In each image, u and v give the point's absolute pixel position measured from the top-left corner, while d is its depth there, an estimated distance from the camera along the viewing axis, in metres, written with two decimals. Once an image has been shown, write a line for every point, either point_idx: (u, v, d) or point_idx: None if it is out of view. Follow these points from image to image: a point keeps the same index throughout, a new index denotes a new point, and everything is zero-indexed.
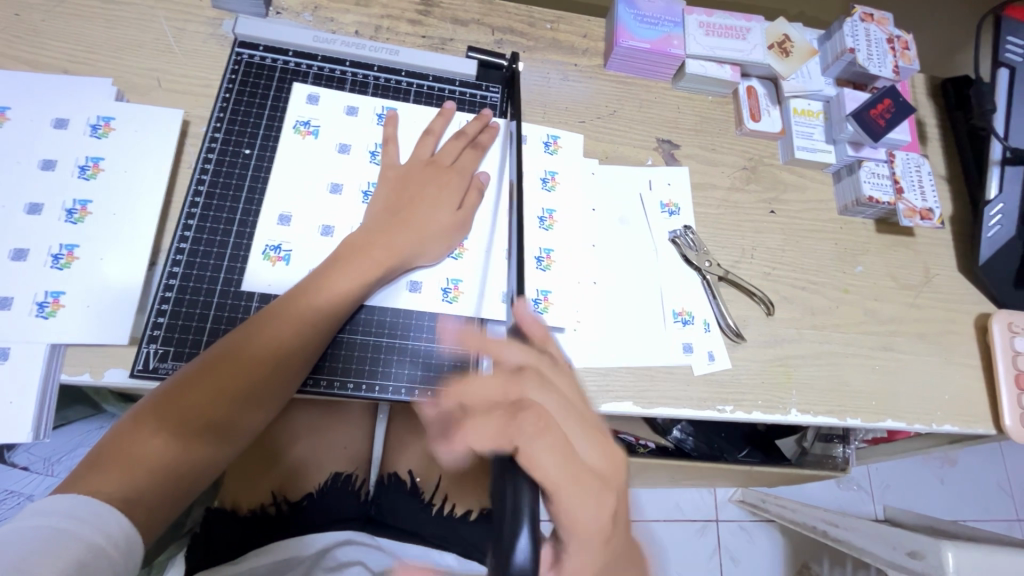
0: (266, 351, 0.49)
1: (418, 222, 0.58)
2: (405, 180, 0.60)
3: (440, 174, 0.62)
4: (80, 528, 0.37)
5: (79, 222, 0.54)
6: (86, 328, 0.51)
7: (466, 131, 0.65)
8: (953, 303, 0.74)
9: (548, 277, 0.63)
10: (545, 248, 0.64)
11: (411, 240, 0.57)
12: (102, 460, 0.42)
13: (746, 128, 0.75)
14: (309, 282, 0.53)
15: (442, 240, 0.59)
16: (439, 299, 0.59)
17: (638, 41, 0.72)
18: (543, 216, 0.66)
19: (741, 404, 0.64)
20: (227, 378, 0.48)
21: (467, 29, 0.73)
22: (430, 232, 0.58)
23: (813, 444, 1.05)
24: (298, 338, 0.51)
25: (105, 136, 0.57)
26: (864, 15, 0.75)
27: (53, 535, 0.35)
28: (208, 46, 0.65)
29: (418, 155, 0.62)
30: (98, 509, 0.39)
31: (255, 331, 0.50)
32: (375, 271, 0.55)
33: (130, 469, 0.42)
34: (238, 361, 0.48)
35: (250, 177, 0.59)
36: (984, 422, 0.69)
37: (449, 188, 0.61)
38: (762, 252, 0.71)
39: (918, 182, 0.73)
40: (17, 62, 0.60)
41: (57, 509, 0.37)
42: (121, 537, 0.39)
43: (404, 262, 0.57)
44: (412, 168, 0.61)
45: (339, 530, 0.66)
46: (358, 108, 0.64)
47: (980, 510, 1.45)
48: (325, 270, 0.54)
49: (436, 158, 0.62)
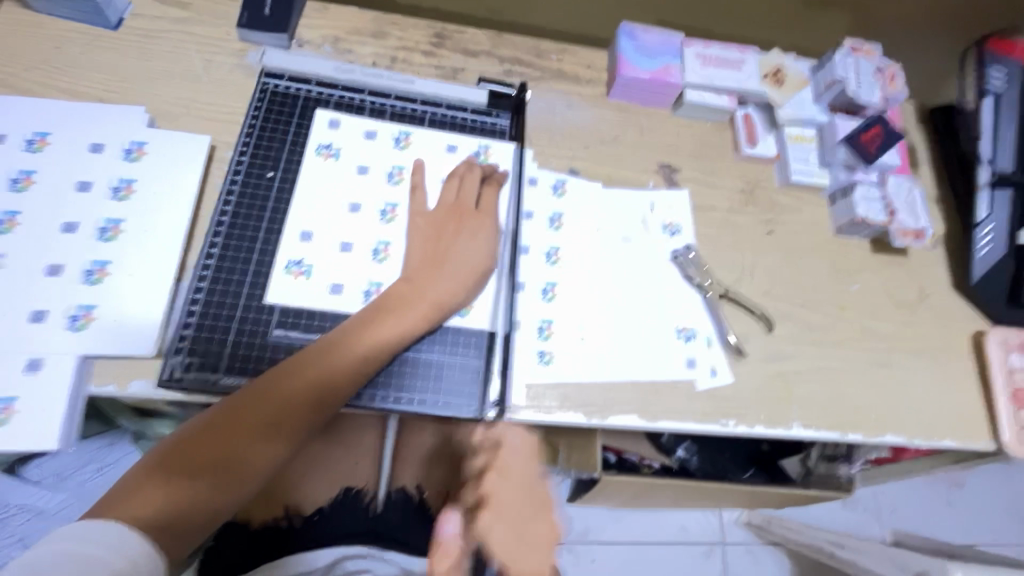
0: (295, 397, 0.51)
1: (454, 270, 0.60)
2: (437, 229, 0.63)
3: (470, 219, 0.64)
4: (107, 555, 0.36)
5: (110, 240, 0.57)
6: (114, 341, 0.54)
7: (485, 172, 0.68)
8: (950, 321, 0.76)
9: (551, 307, 0.66)
10: (549, 281, 0.67)
11: (449, 289, 0.60)
12: (124, 495, 0.42)
13: (743, 152, 0.79)
14: (342, 331, 0.55)
15: (476, 287, 0.62)
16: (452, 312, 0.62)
17: (638, 72, 0.76)
18: (549, 252, 0.68)
19: (744, 418, 0.65)
20: (253, 422, 0.49)
21: (477, 60, 0.77)
22: (465, 279, 0.61)
23: (816, 464, 1.08)
24: (328, 385, 0.53)
25: (138, 160, 0.60)
26: (852, 47, 0.79)
27: (85, 563, 0.35)
28: (235, 75, 0.69)
29: (446, 198, 0.65)
30: (129, 538, 0.38)
31: (285, 376, 0.52)
32: (418, 325, 0.58)
33: (152, 506, 0.42)
34: (267, 404, 0.50)
35: (273, 199, 0.62)
36: (983, 437, 0.70)
37: (483, 231, 0.64)
38: (761, 270, 0.74)
39: (910, 204, 0.75)
40: (57, 91, 0.64)
41: (92, 536, 0.37)
42: (148, 569, 0.38)
43: (445, 313, 0.59)
44: (442, 216, 0.64)
45: (343, 545, 0.69)
46: (377, 133, 0.68)
47: (990, 535, 1.43)
48: (361, 322, 0.56)
49: (461, 203, 0.65)
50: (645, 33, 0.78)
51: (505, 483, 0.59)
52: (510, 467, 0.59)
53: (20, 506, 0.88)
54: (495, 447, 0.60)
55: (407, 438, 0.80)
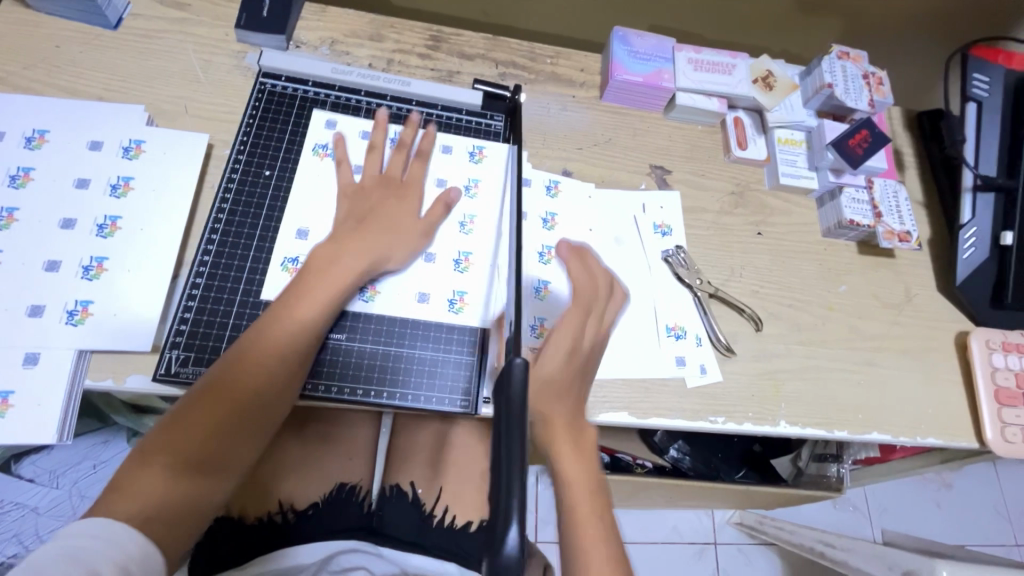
0: (259, 368, 0.52)
1: (379, 230, 0.61)
2: (362, 195, 0.63)
3: (395, 187, 0.64)
4: (110, 549, 0.39)
5: (108, 237, 0.58)
6: (113, 337, 0.55)
7: (405, 142, 0.67)
8: (934, 321, 0.77)
9: (545, 305, 0.67)
10: (541, 279, 0.68)
11: (375, 246, 0.60)
12: (110, 493, 0.43)
13: (734, 155, 0.80)
14: (288, 301, 0.55)
15: (406, 249, 0.62)
16: (446, 309, 0.63)
17: (631, 75, 0.77)
18: (543, 251, 0.69)
19: (732, 415, 0.67)
20: (228, 404, 0.50)
21: (473, 63, 0.78)
22: (393, 237, 0.61)
23: (808, 464, 1.09)
24: (283, 356, 0.53)
25: (136, 158, 0.61)
26: (840, 53, 0.80)
27: (81, 554, 0.38)
28: (233, 75, 0.70)
29: (372, 171, 0.65)
30: (119, 531, 0.41)
31: (249, 355, 0.52)
32: (348, 285, 0.57)
33: (141, 500, 0.43)
34: (234, 386, 0.51)
35: (269, 197, 0.63)
36: (966, 435, 0.71)
37: (408, 198, 0.64)
38: (750, 271, 0.75)
39: (896, 206, 0.77)
40: (56, 89, 0.65)
41: (85, 531, 0.40)
42: (139, 555, 0.41)
43: (374, 270, 0.60)
44: (364, 184, 0.64)
45: (342, 538, 0.68)
46: (363, 131, 0.68)
47: (977, 534, 1.45)
48: (297, 290, 0.56)
49: (387, 173, 0.65)
50: (637, 38, 0.80)
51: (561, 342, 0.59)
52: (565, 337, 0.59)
53: (16, 504, 0.88)
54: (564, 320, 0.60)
55: (402, 435, 0.81)
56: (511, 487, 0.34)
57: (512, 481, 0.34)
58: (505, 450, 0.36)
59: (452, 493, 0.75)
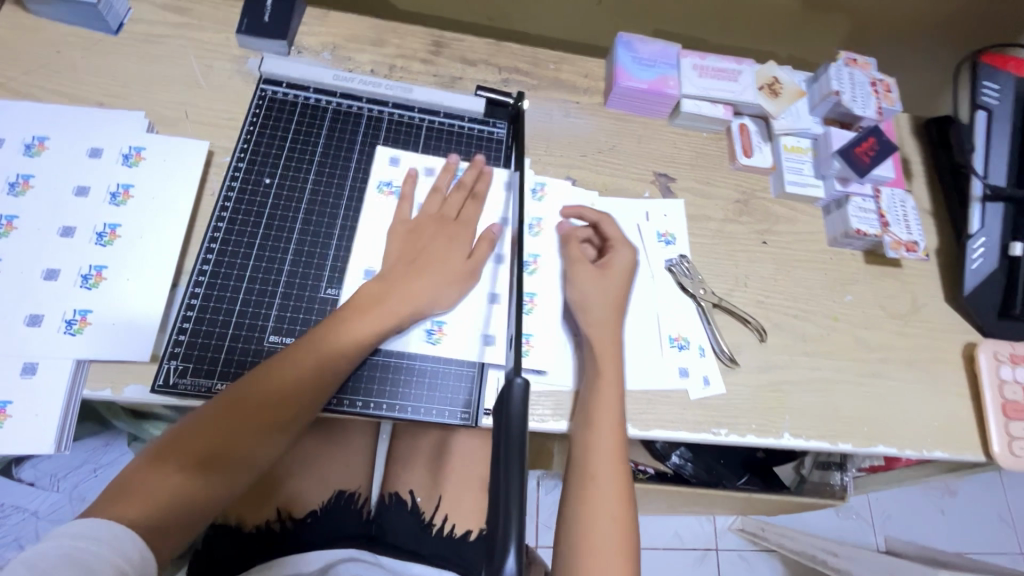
0: (287, 385, 0.52)
1: (435, 271, 0.60)
2: (417, 234, 0.63)
3: (448, 227, 0.64)
4: (107, 554, 0.39)
5: (107, 245, 0.57)
6: (112, 346, 0.54)
7: (466, 182, 0.67)
8: (941, 332, 0.76)
9: (531, 320, 0.65)
10: (530, 292, 0.67)
11: (425, 290, 0.59)
12: (126, 490, 0.44)
13: (739, 163, 0.79)
14: (328, 330, 0.55)
15: (456, 288, 0.61)
16: (423, 339, 0.61)
17: (635, 82, 0.76)
18: (527, 260, 0.69)
19: (736, 427, 0.66)
20: (244, 418, 0.50)
21: (475, 69, 0.78)
22: (445, 281, 0.60)
23: (810, 472, 1.05)
24: (316, 376, 0.54)
25: (136, 165, 0.61)
26: (848, 60, 0.79)
27: (82, 555, 0.38)
28: (234, 81, 0.70)
29: (429, 207, 0.65)
30: (121, 532, 0.41)
31: (275, 374, 0.53)
32: (389, 325, 0.57)
33: (148, 502, 0.44)
34: (255, 400, 0.51)
35: (270, 206, 0.63)
36: (973, 449, 0.70)
37: (458, 238, 0.63)
38: (755, 280, 0.74)
39: (903, 216, 0.76)
40: (57, 95, 0.64)
41: (85, 531, 0.39)
42: (137, 558, 0.41)
43: (418, 313, 0.59)
44: (420, 222, 0.64)
45: (341, 547, 0.67)
46: (401, 158, 0.68)
47: (982, 543, 1.44)
48: (343, 316, 0.56)
49: (443, 212, 0.65)
50: (642, 44, 0.79)
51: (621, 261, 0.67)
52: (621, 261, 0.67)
53: (15, 507, 0.91)
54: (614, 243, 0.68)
55: (401, 443, 0.79)
56: (508, 506, 0.33)
57: (510, 500, 0.34)
58: (504, 468, 0.35)
59: (451, 501, 0.75)
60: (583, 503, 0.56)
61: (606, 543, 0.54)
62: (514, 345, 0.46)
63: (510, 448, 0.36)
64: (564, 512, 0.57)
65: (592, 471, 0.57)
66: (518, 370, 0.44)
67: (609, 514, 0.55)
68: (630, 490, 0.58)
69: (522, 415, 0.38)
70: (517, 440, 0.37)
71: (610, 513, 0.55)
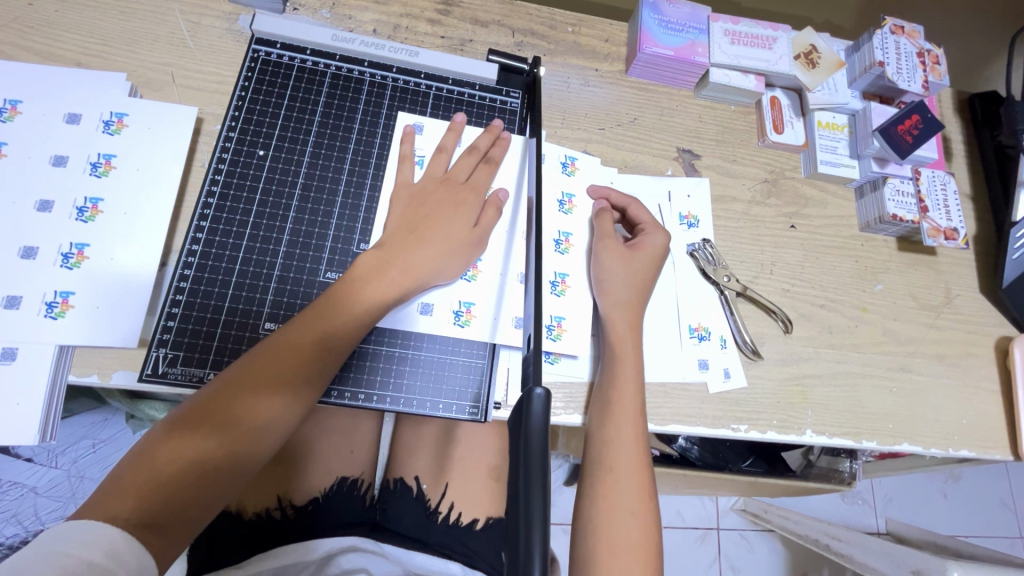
0: (289, 360, 0.48)
1: (439, 240, 0.56)
2: (420, 198, 0.58)
3: (455, 191, 0.59)
4: (84, 550, 0.35)
5: (89, 221, 0.53)
6: (95, 330, 0.51)
7: (479, 146, 0.62)
8: (974, 324, 0.72)
9: (562, 303, 0.61)
10: (560, 273, 0.63)
11: (426, 259, 0.55)
12: (121, 482, 0.40)
13: (769, 140, 0.74)
14: (332, 299, 0.51)
15: (461, 260, 0.56)
16: (452, 322, 0.57)
17: (661, 48, 0.70)
18: (559, 239, 0.64)
19: (756, 423, 0.63)
20: (246, 396, 0.46)
21: (488, 31, 0.71)
22: (448, 250, 0.56)
23: (819, 458, 1.03)
24: (321, 351, 0.49)
25: (118, 133, 0.56)
26: (894, 27, 0.73)
27: (62, 559, 0.34)
28: (224, 41, 0.64)
29: (432, 171, 0.60)
30: (110, 531, 0.37)
31: (277, 347, 0.48)
32: (395, 295, 0.53)
33: (145, 495, 0.40)
34: (256, 377, 0.47)
35: (264, 179, 0.58)
36: (1001, 448, 0.68)
37: (465, 204, 0.58)
38: (781, 267, 0.70)
39: (943, 201, 0.71)
40: (30, 53, 0.59)
41: (67, 534, 0.36)
42: (130, 559, 0.37)
43: (420, 284, 0.54)
44: (425, 185, 0.59)
45: (344, 535, 0.65)
46: (425, 126, 0.63)
47: (982, 528, 1.44)
48: (346, 288, 0.52)
49: (450, 176, 0.59)
50: (669, 6, 0.72)
51: (655, 241, 0.63)
52: (655, 241, 0.63)
53: (12, 483, 0.90)
54: (644, 224, 0.64)
55: (407, 427, 0.77)
56: (528, 530, 0.30)
57: (530, 525, 0.30)
58: (522, 488, 0.32)
59: (457, 489, 0.72)
60: (602, 497, 0.53)
61: (625, 537, 0.51)
62: (532, 342, 0.42)
63: (531, 474, 0.32)
64: (581, 503, 0.54)
65: (610, 464, 0.54)
66: (538, 376, 0.40)
67: (628, 507, 0.52)
68: (651, 479, 0.55)
69: (542, 432, 0.34)
70: (540, 463, 0.33)
71: (630, 505, 0.53)
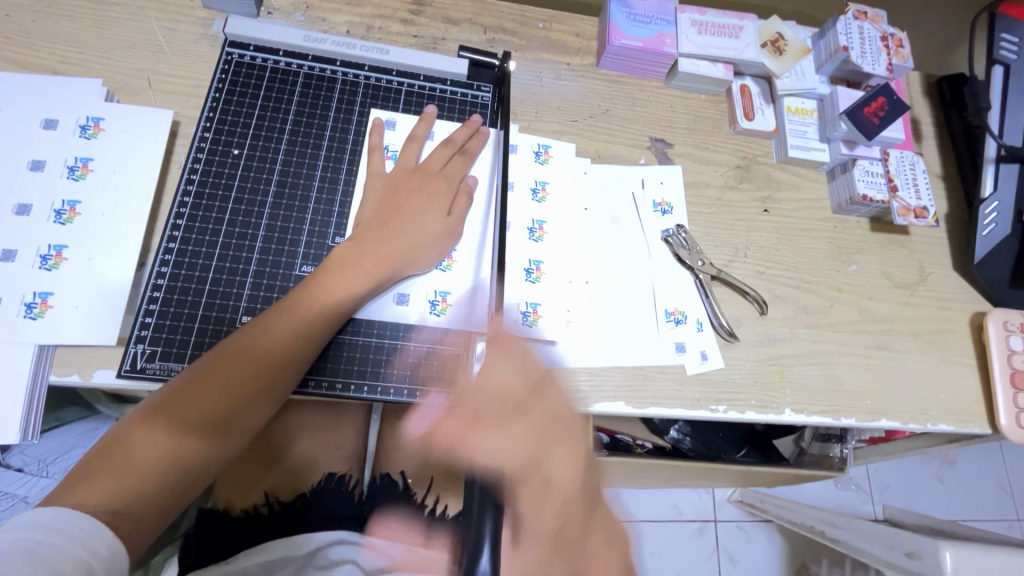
0: (264, 350, 0.48)
1: (411, 232, 0.57)
2: (393, 190, 0.59)
3: (428, 182, 0.60)
4: (59, 540, 0.36)
5: (67, 223, 0.54)
6: (74, 329, 0.51)
7: (455, 139, 0.63)
8: (948, 302, 0.73)
9: (537, 289, 0.62)
10: (535, 260, 0.64)
11: (399, 249, 0.56)
12: (96, 470, 0.41)
13: (739, 126, 0.75)
14: (305, 290, 0.52)
15: (434, 250, 0.58)
16: (427, 312, 0.58)
17: (630, 40, 0.71)
18: (533, 227, 0.65)
19: (735, 403, 0.63)
20: (218, 386, 0.46)
21: (459, 28, 0.73)
22: (421, 240, 0.57)
23: (811, 444, 1.00)
24: (294, 342, 0.50)
25: (94, 137, 0.57)
26: (857, 13, 0.74)
27: (39, 549, 0.35)
28: (199, 46, 0.65)
29: (406, 163, 0.61)
30: (79, 518, 0.38)
31: (251, 337, 0.49)
32: (367, 285, 0.54)
33: (118, 482, 0.41)
34: (230, 366, 0.47)
35: (239, 177, 0.59)
36: (979, 421, 0.68)
37: (437, 194, 0.60)
38: (755, 251, 0.71)
39: (912, 179, 0.72)
40: (7, 62, 0.60)
41: (38, 522, 0.37)
42: (100, 547, 0.38)
43: (394, 274, 0.56)
44: (397, 178, 0.60)
45: (331, 530, 0.64)
46: (398, 121, 0.64)
47: (978, 510, 1.44)
48: (319, 280, 0.52)
49: (423, 167, 0.61)
50: None
51: None
52: None
53: None
54: None
55: (392, 422, 0.77)
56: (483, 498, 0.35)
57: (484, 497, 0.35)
58: None
59: (441, 483, 0.73)
60: None
61: None
62: None
63: None
64: None
65: None
66: None
67: None
68: None
69: None
70: None
71: None
